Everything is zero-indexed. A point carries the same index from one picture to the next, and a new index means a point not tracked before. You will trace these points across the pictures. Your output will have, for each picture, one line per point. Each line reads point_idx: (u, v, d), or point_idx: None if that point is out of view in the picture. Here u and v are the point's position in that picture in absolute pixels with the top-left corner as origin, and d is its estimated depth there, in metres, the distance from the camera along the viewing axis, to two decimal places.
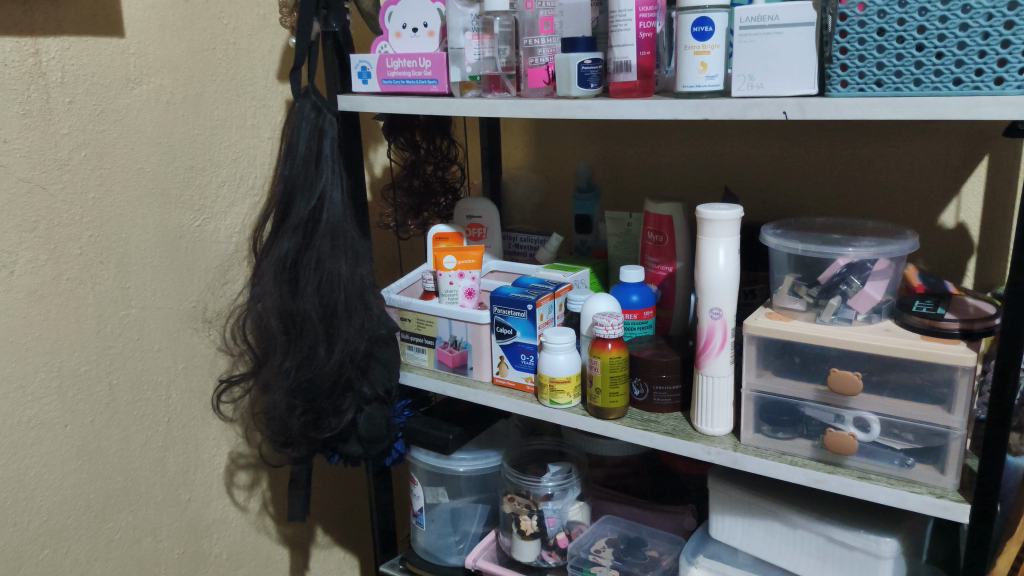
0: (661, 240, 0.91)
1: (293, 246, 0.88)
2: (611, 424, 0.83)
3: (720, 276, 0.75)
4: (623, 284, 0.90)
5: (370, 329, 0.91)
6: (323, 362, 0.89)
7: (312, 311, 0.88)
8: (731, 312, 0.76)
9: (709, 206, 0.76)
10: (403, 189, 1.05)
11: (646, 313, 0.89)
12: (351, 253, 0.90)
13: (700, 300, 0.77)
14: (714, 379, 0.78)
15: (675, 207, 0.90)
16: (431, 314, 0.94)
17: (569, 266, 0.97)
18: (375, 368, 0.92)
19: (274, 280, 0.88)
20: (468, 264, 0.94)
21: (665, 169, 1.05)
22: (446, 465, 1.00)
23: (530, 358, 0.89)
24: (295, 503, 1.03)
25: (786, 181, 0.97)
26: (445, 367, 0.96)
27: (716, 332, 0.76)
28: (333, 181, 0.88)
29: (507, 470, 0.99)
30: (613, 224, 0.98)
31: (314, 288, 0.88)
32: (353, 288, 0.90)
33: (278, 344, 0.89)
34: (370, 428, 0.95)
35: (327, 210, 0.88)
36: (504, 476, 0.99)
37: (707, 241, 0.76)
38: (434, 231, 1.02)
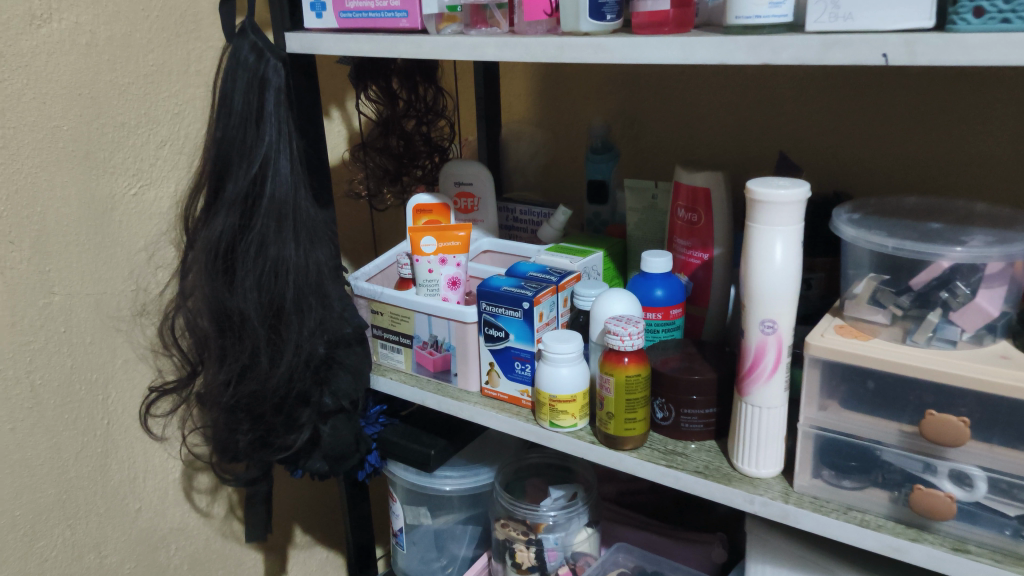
0: (696, 221, 0.72)
1: (226, 229, 0.70)
2: (626, 457, 0.65)
3: (776, 278, 0.57)
4: (645, 277, 0.72)
5: (327, 330, 0.74)
6: (266, 374, 0.72)
7: (250, 311, 0.70)
8: (788, 325, 0.58)
9: (765, 183, 0.57)
10: (383, 151, 0.88)
11: (673, 312, 0.71)
12: (304, 236, 0.71)
13: (748, 308, 0.59)
14: (762, 409, 0.60)
15: (717, 179, 0.71)
16: (407, 308, 0.76)
17: (576, 250, 0.79)
18: (337, 376, 0.75)
19: (203, 273, 0.70)
20: (450, 248, 0.76)
21: (697, 126, 0.86)
22: (428, 484, 0.83)
23: (525, 367, 0.71)
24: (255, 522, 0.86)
25: (851, 142, 0.77)
26: (424, 372, 0.79)
27: (766, 351, 0.58)
28: (279, 145, 0.70)
29: (499, 493, 0.82)
30: (633, 197, 0.80)
31: (252, 282, 0.70)
32: (304, 281, 0.72)
33: (212, 350, 0.72)
34: (333, 447, 0.78)
35: (272, 182, 0.70)
36: (495, 499, 0.82)
37: (759, 231, 0.57)
38: (415, 202, 0.85)
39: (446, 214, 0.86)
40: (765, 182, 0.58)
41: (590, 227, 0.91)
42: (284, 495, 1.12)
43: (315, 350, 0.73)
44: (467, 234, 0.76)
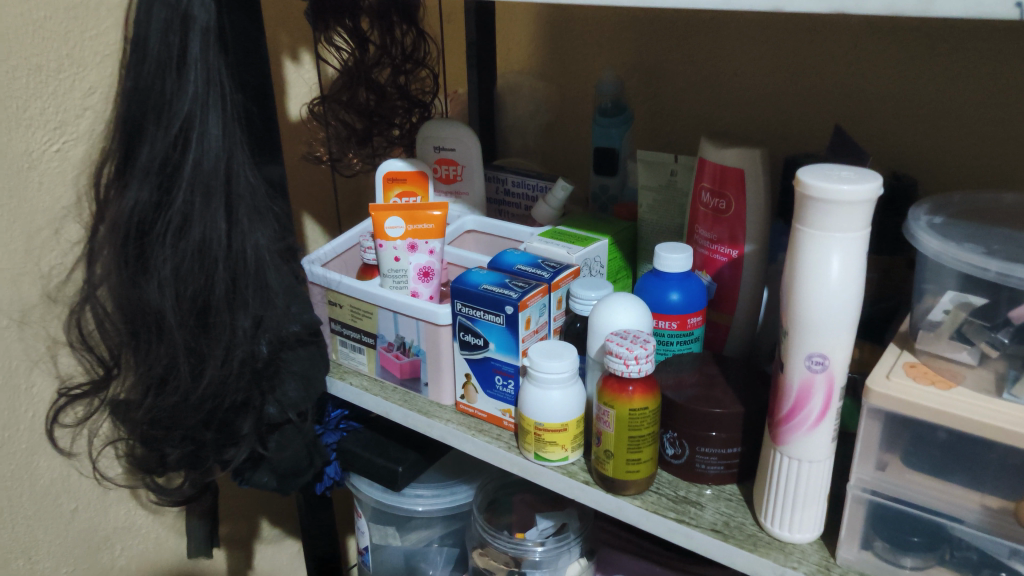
0: (724, 208, 0.58)
1: (137, 206, 0.56)
2: (628, 504, 0.53)
3: (831, 301, 0.43)
4: (659, 276, 0.58)
5: (268, 328, 0.60)
6: (192, 384, 0.59)
7: (168, 311, 0.56)
8: (843, 361, 0.45)
9: (822, 175, 0.43)
10: (352, 106, 0.74)
11: (691, 321, 0.58)
12: (237, 214, 0.58)
13: (791, 336, 0.45)
14: (803, 463, 0.47)
15: (753, 157, 0.56)
16: (369, 303, 0.63)
17: (575, 236, 0.65)
18: (284, 378, 0.63)
19: (111, 260, 0.57)
20: (421, 232, 0.62)
21: (728, 87, 0.71)
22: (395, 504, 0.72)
23: (507, 384, 0.59)
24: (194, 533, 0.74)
25: (919, 112, 0.63)
26: (389, 378, 0.66)
27: (812, 393, 0.45)
28: (205, 100, 0.56)
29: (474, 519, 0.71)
30: (647, 172, 0.65)
31: (168, 274, 0.56)
32: (239, 269, 0.58)
33: (128, 353, 0.59)
34: (282, 460, 0.66)
35: (198, 147, 0.56)
36: (472, 525, 0.71)
37: (812, 237, 0.43)
38: (385, 169, 0.71)
39: (423, 184, 0.72)
40: (822, 172, 0.43)
41: (596, 203, 0.77)
42: (236, 499, 0.95)
43: (255, 351, 0.60)
44: (442, 215, 0.63)
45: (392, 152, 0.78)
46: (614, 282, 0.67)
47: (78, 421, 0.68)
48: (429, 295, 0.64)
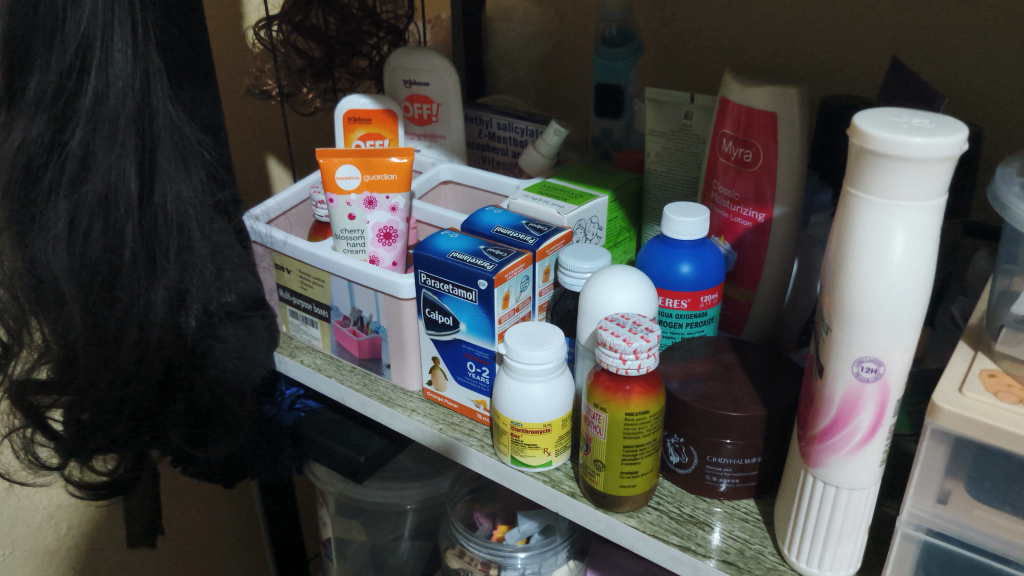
0: (750, 161, 0.47)
1: (25, 146, 0.47)
2: (621, 524, 0.44)
3: (893, 293, 0.32)
4: (666, 244, 0.48)
5: (194, 300, 0.52)
6: (102, 361, 0.51)
7: (62, 277, 0.48)
8: (902, 367, 0.34)
9: (885, 122, 0.31)
10: (308, 31, 0.63)
11: (704, 299, 0.48)
12: (154, 159, 0.48)
13: (835, 334, 0.35)
14: (842, 490, 0.38)
15: (789, 98, 0.45)
16: (320, 269, 0.54)
17: (567, 191, 0.54)
18: (217, 356, 0.55)
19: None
20: (380, 185, 0.52)
21: (758, 9, 0.59)
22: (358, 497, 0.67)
23: (481, 372, 0.49)
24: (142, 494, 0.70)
25: (992, 43, 0.51)
26: (346, 356, 0.57)
27: (859, 407, 0.35)
28: (107, 18, 0.45)
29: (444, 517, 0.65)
30: (657, 115, 0.54)
31: (63, 228, 0.47)
32: (154, 227, 0.49)
33: (28, 327, 0.52)
34: (218, 447, 0.60)
35: (100, 76, 0.46)
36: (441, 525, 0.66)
37: (869, 205, 0.32)
38: (345, 107, 0.59)
39: (391, 125, 0.61)
40: (884, 116, 0.32)
41: (597, 148, 0.65)
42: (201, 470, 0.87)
43: (179, 325, 0.52)
44: (406, 164, 0.52)
45: (358, 86, 0.67)
46: (614, 245, 0.57)
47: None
48: (393, 262, 0.54)
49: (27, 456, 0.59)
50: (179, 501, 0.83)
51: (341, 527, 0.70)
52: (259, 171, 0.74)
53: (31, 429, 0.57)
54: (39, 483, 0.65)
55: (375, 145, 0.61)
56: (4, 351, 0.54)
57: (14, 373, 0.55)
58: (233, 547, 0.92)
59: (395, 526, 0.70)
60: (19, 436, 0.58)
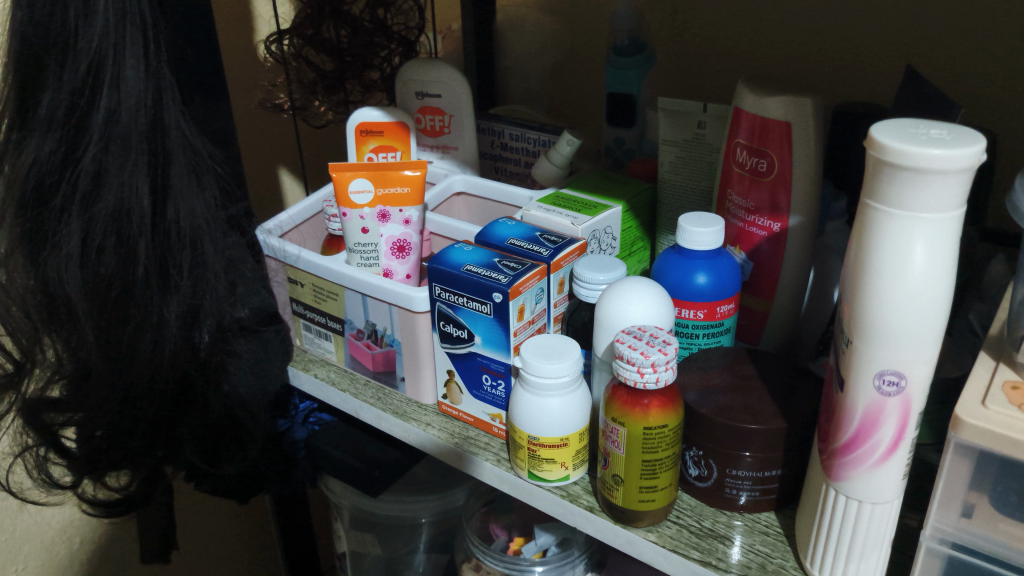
0: (765, 170, 0.47)
1: (38, 162, 0.47)
2: (640, 539, 0.44)
3: (913, 306, 0.32)
4: (682, 255, 0.47)
5: (208, 315, 0.53)
6: (117, 379, 0.52)
7: (77, 295, 0.49)
8: (924, 380, 0.34)
9: (902, 133, 0.31)
10: (319, 44, 0.63)
11: (720, 309, 0.47)
12: (166, 175, 0.49)
13: (855, 348, 0.34)
14: (864, 504, 0.37)
15: (804, 107, 0.44)
16: (333, 283, 0.54)
17: (581, 202, 0.54)
18: (230, 371, 0.56)
19: (10, 233, 0.49)
20: (392, 198, 0.52)
21: (769, 17, 0.58)
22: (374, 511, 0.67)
23: (496, 385, 0.49)
24: (155, 508, 0.70)
25: (1007, 47, 0.50)
26: (361, 369, 0.57)
27: (882, 420, 0.35)
28: (118, 36, 0.45)
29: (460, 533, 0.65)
30: (669, 125, 0.54)
31: (76, 246, 0.48)
32: (168, 243, 0.50)
33: (41, 345, 0.52)
34: (231, 462, 0.60)
35: (111, 93, 0.46)
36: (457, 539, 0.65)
37: (888, 217, 0.31)
38: (356, 120, 0.59)
39: (403, 137, 0.60)
40: (901, 127, 0.31)
41: (609, 157, 0.65)
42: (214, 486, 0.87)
43: (193, 340, 0.53)
44: (419, 177, 0.52)
45: (369, 98, 0.67)
46: (628, 255, 0.57)
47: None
48: (407, 275, 0.54)
49: (41, 474, 0.59)
50: (192, 516, 0.83)
51: (356, 539, 0.70)
52: (272, 187, 0.74)
53: (44, 447, 0.57)
54: (52, 501, 0.65)
55: (387, 157, 0.60)
56: (18, 368, 0.54)
57: (28, 391, 0.55)
58: (247, 562, 0.92)
59: (411, 539, 0.70)
60: (31, 455, 0.58)
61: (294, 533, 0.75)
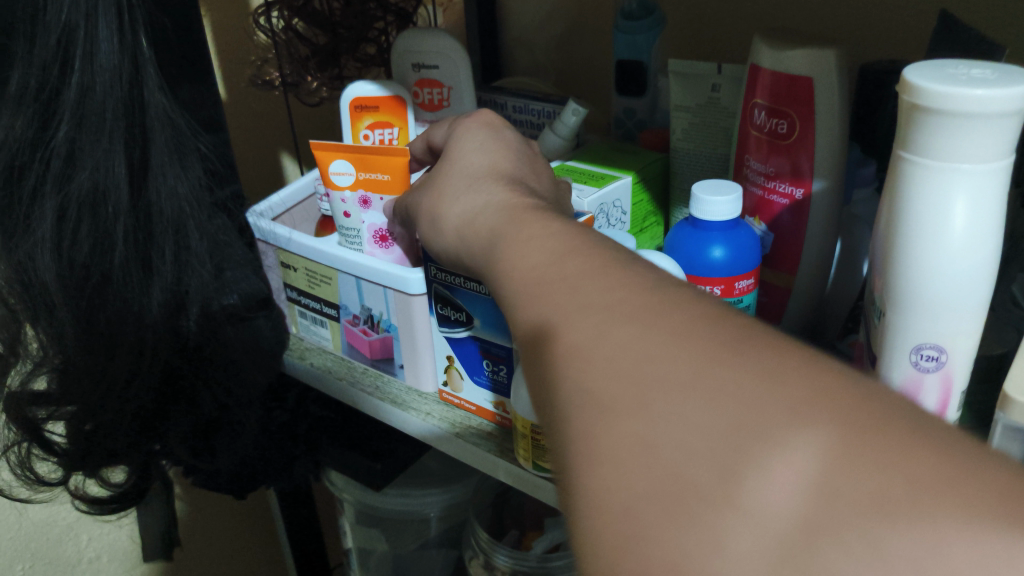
0: (785, 132, 0.43)
1: (9, 143, 0.45)
2: None
3: (953, 271, 0.28)
4: (696, 227, 0.44)
5: (194, 301, 0.50)
6: (99, 368, 0.49)
7: (51, 282, 0.46)
8: (968, 353, 0.30)
9: (940, 74, 0.27)
10: (309, 16, 0.60)
11: (739, 285, 0.44)
12: (145, 153, 0.46)
13: (887, 321, 0.31)
14: None
15: (827, 61, 0.41)
16: (326, 266, 0.51)
17: (587, 174, 0.51)
18: (220, 361, 0.53)
19: None
20: (373, 184, 0.48)
21: None
22: (379, 506, 0.64)
23: (497, 371, 0.46)
24: (156, 503, 0.68)
25: None
26: (358, 357, 0.54)
27: (920, 399, 0.31)
28: (90, 6, 0.42)
29: (469, 528, 0.62)
30: (681, 88, 0.50)
31: (50, 229, 0.45)
32: (149, 225, 0.47)
33: (22, 336, 0.50)
34: (226, 456, 0.57)
35: (84, 67, 0.43)
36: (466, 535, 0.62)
37: (924, 171, 0.28)
38: (350, 95, 0.56)
39: (400, 113, 0.57)
40: (938, 69, 0.28)
41: (619, 129, 0.61)
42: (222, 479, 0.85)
43: (179, 327, 0.50)
44: (397, 165, 0.47)
45: (366, 74, 0.64)
46: (640, 231, 0.53)
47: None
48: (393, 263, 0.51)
49: (25, 472, 0.57)
50: (200, 510, 0.81)
51: (363, 534, 0.68)
52: (271, 169, 0.71)
53: (29, 442, 0.55)
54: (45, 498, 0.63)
55: (384, 133, 0.57)
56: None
57: (11, 385, 0.53)
58: (258, 557, 0.90)
59: (418, 535, 0.67)
60: (18, 450, 0.56)
61: (301, 528, 0.73)
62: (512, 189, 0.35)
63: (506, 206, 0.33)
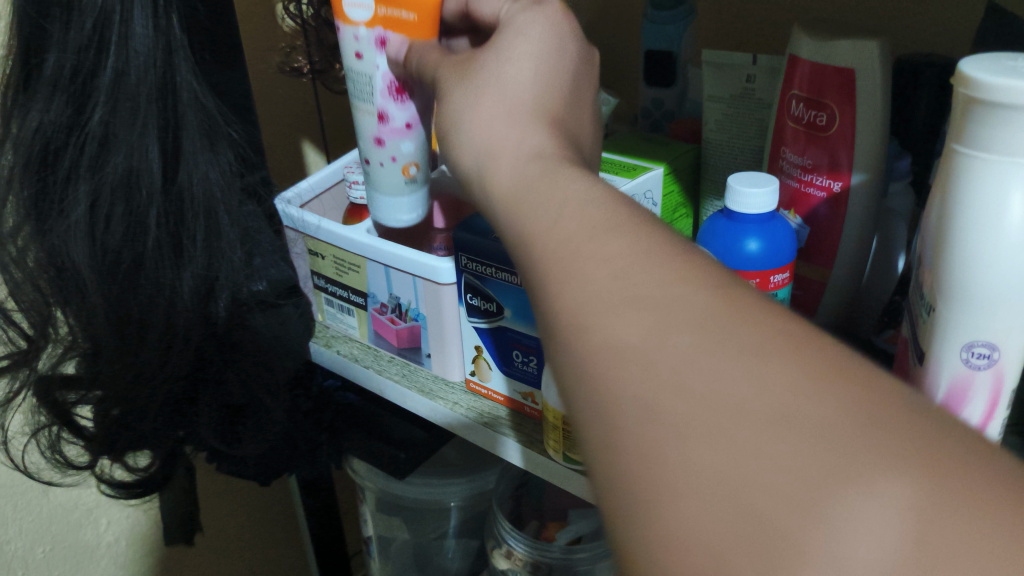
0: (824, 125, 0.42)
1: (43, 128, 0.45)
2: None
3: (1009, 267, 0.28)
4: (731, 219, 0.43)
5: (223, 288, 0.50)
6: (129, 353, 0.50)
7: (83, 265, 0.47)
8: (1020, 351, 0.30)
9: (1000, 67, 0.26)
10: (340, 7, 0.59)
11: (774, 279, 0.43)
12: (178, 139, 0.46)
13: (937, 317, 0.30)
14: None
15: (869, 54, 0.40)
16: (355, 255, 0.50)
17: (619, 164, 0.50)
18: (248, 349, 0.53)
19: (21, 203, 0.47)
20: (394, 22, 0.37)
21: None
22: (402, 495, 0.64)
23: (528, 361, 0.46)
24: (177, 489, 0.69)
25: None
26: (385, 346, 0.53)
27: (968, 396, 0.31)
28: None
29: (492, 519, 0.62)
30: (715, 79, 0.49)
31: (84, 213, 0.46)
32: (181, 210, 0.47)
33: (52, 320, 0.50)
34: (251, 444, 0.57)
35: (119, 52, 0.43)
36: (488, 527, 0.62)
37: (979, 164, 0.27)
38: None
39: None
40: (995, 62, 0.27)
41: (647, 120, 0.61)
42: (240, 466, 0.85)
43: (209, 313, 0.51)
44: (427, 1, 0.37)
45: None
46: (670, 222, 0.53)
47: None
48: (405, 122, 0.41)
49: (54, 454, 0.58)
50: (220, 498, 0.81)
51: (384, 524, 0.68)
52: (295, 157, 0.71)
53: (58, 425, 0.55)
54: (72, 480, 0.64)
55: None
56: (28, 344, 0.52)
57: (41, 368, 0.53)
58: (276, 544, 0.90)
59: (439, 525, 0.67)
60: (46, 433, 0.57)
61: (321, 516, 0.73)
62: (555, 135, 0.29)
63: (541, 153, 0.28)
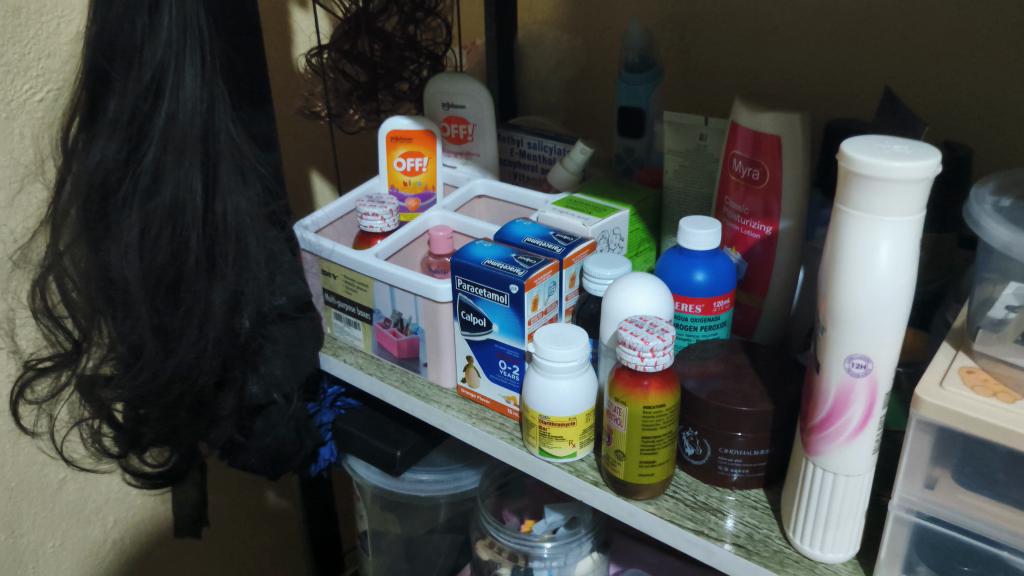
0: (758, 179, 0.51)
1: (103, 161, 0.52)
2: (640, 509, 0.48)
3: (876, 297, 0.36)
4: (682, 254, 0.52)
5: (249, 301, 0.58)
6: (165, 362, 0.56)
7: (133, 280, 0.53)
8: (889, 362, 0.38)
9: (870, 147, 0.35)
10: (355, 57, 0.68)
11: (717, 304, 0.52)
12: (217, 172, 0.54)
13: (829, 335, 0.39)
14: (838, 476, 0.42)
15: (793, 123, 0.49)
16: (364, 275, 0.59)
17: (592, 205, 0.59)
18: (267, 354, 0.61)
19: (75, 225, 0.54)
20: None
21: (771, 38, 0.64)
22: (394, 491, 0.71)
23: (511, 369, 0.54)
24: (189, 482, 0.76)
25: (980, 69, 0.56)
26: (386, 356, 0.62)
27: (852, 399, 0.39)
28: (180, 47, 0.51)
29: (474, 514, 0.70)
30: (674, 136, 0.59)
31: (134, 237, 0.52)
32: (216, 235, 0.55)
33: (97, 326, 0.57)
34: (263, 441, 0.64)
35: (172, 99, 0.51)
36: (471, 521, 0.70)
37: (855, 219, 0.36)
38: (387, 126, 0.64)
39: (429, 143, 0.65)
40: (870, 142, 0.36)
41: (620, 165, 0.70)
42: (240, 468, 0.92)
43: (234, 324, 0.58)
44: None
45: (399, 107, 0.72)
46: (636, 254, 0.61)
47: (42, 399, 0.64)
48: None
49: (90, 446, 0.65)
50: (221, 496, 0.88)
51: (377, 519, 0.75)
52: (306, 188, 0.80)
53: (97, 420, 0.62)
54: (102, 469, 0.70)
55: (415, 161, 0.65)
56: (74, 346, 0.59)
57: (84, 368, 0.60)
58: (269, 542, 0.97)
59: (427, 520, 0.74)
60: (89, 424, 0.64)
61: (317, 513, 0.80)
62: None
63: None
